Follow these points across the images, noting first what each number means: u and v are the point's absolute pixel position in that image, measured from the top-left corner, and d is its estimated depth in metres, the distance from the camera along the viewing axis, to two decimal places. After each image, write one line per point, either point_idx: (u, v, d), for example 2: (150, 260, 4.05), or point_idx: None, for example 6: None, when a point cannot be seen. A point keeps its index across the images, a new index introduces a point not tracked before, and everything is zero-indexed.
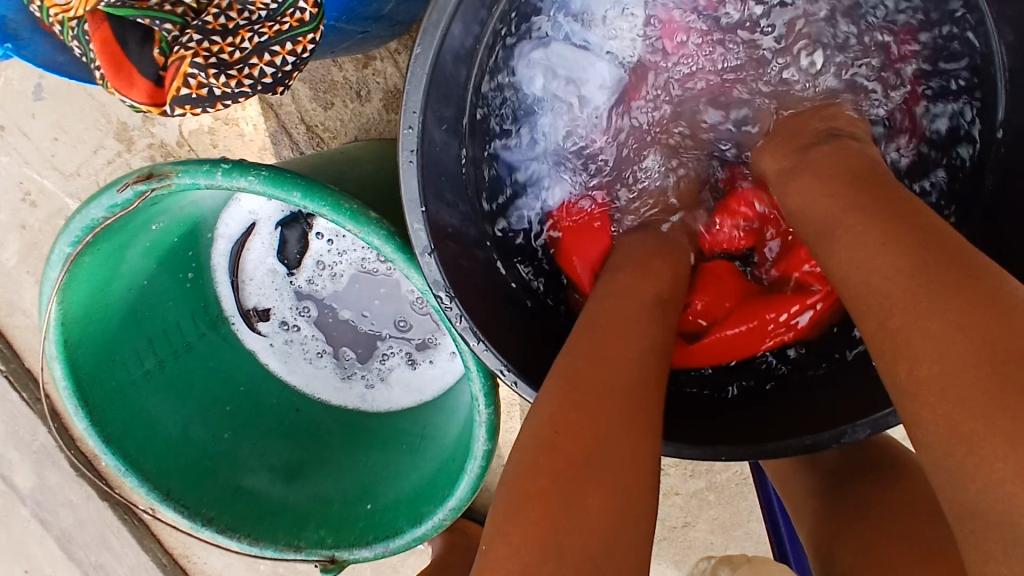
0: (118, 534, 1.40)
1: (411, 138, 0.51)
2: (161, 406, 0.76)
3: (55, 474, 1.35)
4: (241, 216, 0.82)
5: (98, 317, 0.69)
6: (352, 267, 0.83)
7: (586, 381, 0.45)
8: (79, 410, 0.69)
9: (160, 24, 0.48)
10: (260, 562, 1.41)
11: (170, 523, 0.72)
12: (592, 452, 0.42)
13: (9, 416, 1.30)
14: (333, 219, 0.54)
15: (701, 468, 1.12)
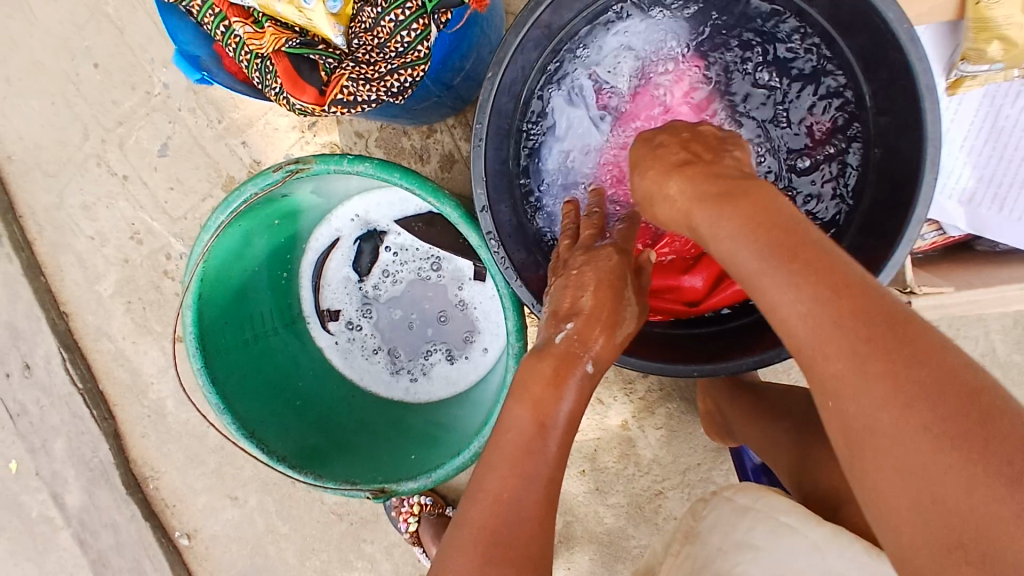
0: (151, 559, 1.49)
1: (481, 130, 0.77)
2: (248, 371, 0.96)
3: (106, 493, 1.48)
4: (328, 233, 1.06)
5: (221, 284, 0.91)
6: (410, 274, 1.05)
7: (516, 478, 0.64)
8: (196, 353, 0.88)
9: (326, 62, 0.76)
10: None
11: (251, 453, 0.88)
12: (514, 527, 0.63)
13: (75, 433, 1.46)
14: (420, 194, 0.79)
15: (697, 491, 1.25)
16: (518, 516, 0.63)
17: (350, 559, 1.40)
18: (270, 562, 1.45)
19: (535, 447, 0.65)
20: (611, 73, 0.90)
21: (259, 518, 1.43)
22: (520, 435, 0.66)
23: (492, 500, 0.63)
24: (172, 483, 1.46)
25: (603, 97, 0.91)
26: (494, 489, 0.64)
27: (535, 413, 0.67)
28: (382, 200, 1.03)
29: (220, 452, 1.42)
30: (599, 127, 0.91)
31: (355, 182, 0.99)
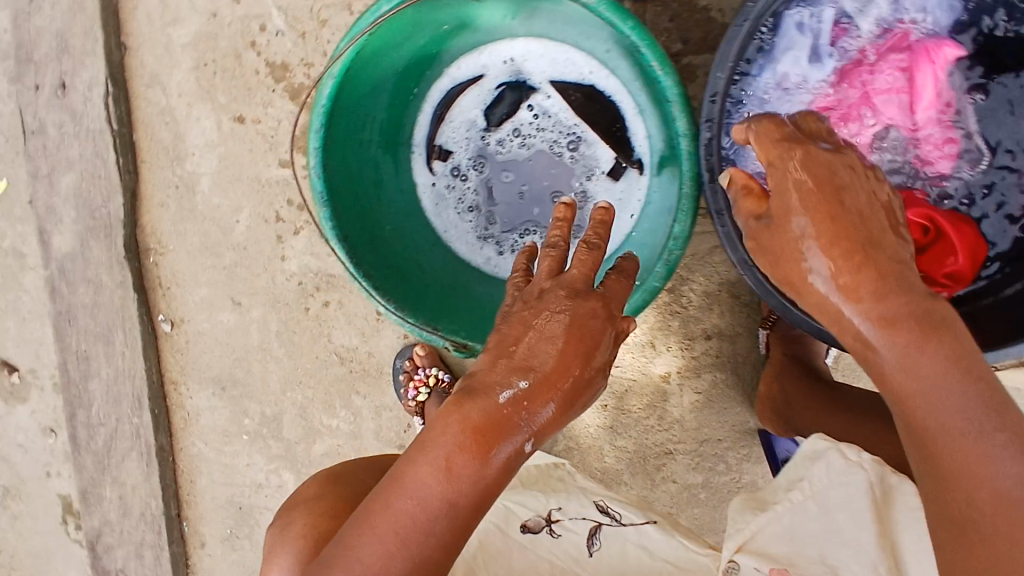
0: (124, 333, 1.38)
1: (750, 11, 0.74)
2: (349, 172, 0.89)
3: (100, 249, 1.34)
4: (471, 65, 0.95)
5: (364, 68, 0.83)
6: (541, 144, 0.95)
7: (444, 503, 0.68)
8: (319, 131, 0.80)
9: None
10: (244, 416, 1.41)
11: (336, 254, 0.82)
12: (428, 543, 0.67)
13: (90, 174, 1.30)
14: (647, 53, 0.78)
15: (705, 465, 1.24)
16: (434, 536, 0.68)
17: (334, 405, 1.36)
18: (249, 379, 1.39)
19: (432, 522, 0.67)
20: (862, 12, 0.83)
21: (255, 333, 1.35)
22: (421, 502, 0.68)
23: (414, 517, 0.67)
24: (175, 265, 1.35)
25: (841, 34, 0.84)
26: (416, 509, 0.68)
27: (479, 446, 0.69)
28: (548, 52, 0.93)
29: (239, 252, 1.32)
30: (825, 71, 0.84)
31: (536, 20, 0.89)
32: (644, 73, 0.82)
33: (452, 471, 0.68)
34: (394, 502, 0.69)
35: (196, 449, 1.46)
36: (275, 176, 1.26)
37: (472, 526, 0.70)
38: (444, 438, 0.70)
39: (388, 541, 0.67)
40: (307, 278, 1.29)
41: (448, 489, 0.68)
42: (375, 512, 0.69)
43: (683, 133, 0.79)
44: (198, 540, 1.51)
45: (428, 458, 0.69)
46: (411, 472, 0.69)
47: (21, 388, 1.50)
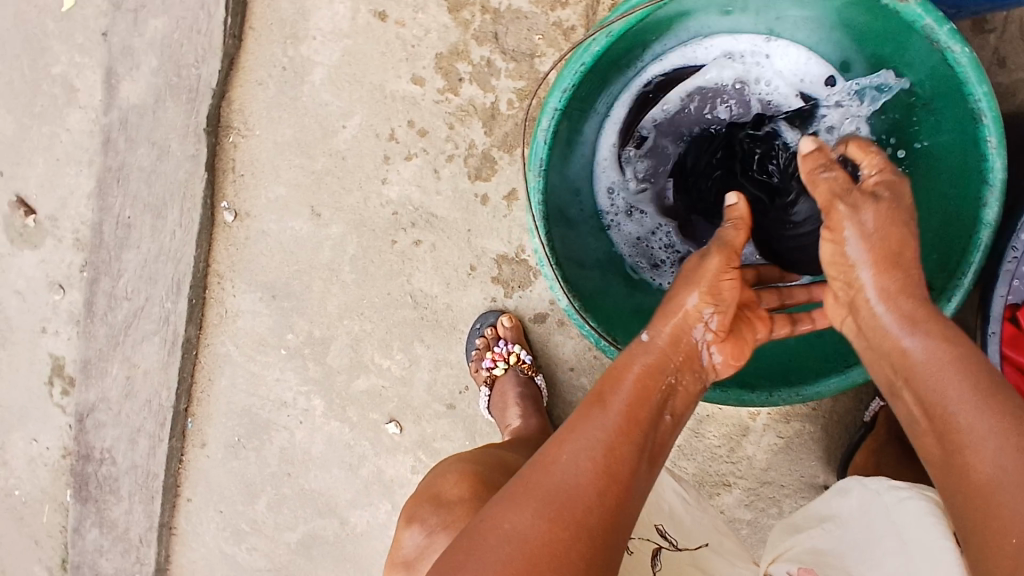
0: (181, 210, 1.25)
1: None
2: (565, 137, 0.82)
3: (176, 113, 1.20)
4: (690, 53, 0.88)
5: (635, 38, 0.81)
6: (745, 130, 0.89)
7: (627, 436, 0.61)
8: (565, 91, 0.74)
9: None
10: (288, 331, 1.31)
11: (540, 229, 0.74)
12: (614, 470, 0.58)
13: (187, 26, 1.17)
14: (988, 125, 0.66)
15: (758, 504, 1.17)
16: (624, 465, 0.59)
17: (392, 347, 1.26)
18: (304, 295, 1.28)
19: (590, 484, 0.57)
20: None
21: (327, 250, 1.24)
22: (579, 466, 0.58)
23: (602, 446, 0.59)
24: (256, 153, 1.22)
25: None
26: (598, 438, 0.60)
27: (651, 381, 0.66)
28: (776, 51, 0.87)
29: (334, 159, 1.18)
30: None
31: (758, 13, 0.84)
32: (967, 146, 0.71)
33: (613, 432, 0.60)
34: (563, 447, 0.60)
35: (224, 350, 1.35)
36: (403, 92, 1.12)
37: (639, 474, 0.60)
38: (591, 409, 0.63)
39: (541, 503, 0.56)
40: (405, 210, 1.18)
41: (607, 445, 0.59)
42: (545, 454, 0.60)
43: (989, 224, 0.68)
44: (200, 439, 1.43)
45: (580, 426, 0.61)
46: (584, 406, 0.64)
47: (36, 233, 1.37)
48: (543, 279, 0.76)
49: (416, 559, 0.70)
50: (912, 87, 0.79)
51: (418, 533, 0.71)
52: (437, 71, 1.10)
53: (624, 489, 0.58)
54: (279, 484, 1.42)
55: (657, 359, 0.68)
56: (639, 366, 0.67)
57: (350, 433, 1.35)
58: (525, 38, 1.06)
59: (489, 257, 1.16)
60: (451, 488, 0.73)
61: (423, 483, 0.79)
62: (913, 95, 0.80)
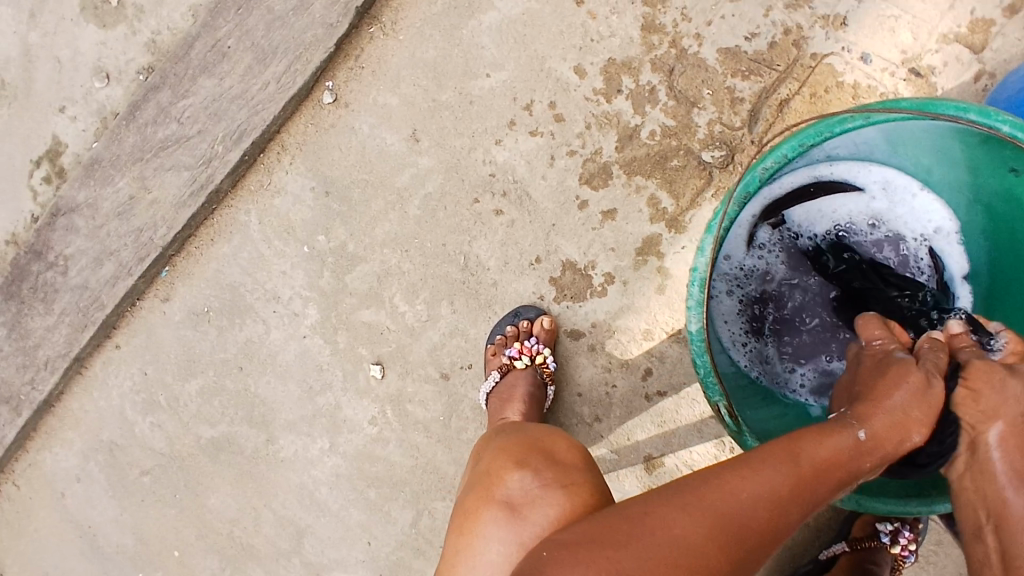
0: (288, 69, 1.21)
1: None
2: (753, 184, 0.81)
3: None
4: (856, 170, 0.91)
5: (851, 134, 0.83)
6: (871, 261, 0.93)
7: (806, 500, 0.61)
8: (800, 145, 0.73)
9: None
10: (322, 232, 1.25)
11: (715, 252, 0.72)
12: (778, 525, 0.59)
13: None
14: None
15: None
16: (788, 524, 0.60)
17: (417, 295, 1.23)
18: (355, 208, 1.23)
19: (757, 531, 0.58)
20: None
21: (405, 176, 1.21)
22: (754, 511, 0.58)
23: (779, 498, 0.59)
24: (388, 55, 1.20)
25: None
26: (778, 491, 0.59)
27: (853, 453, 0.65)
28: (930, 201, 0.92)
29: (461, 99, 1.17)
30: None
31: (933, 161, 0.88)
32: None
33: (790, 486, 0.60)
34: (746, 477, 0.60)
35: (246, 219, 1.28)
36: (560, 74, 1.14)
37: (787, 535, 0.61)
38: (781, 457, 0.62)
39: (709, 526, 0.57)
40: (502, 177, 1.17)
41: (780, 497, 0.59)
42: (726, 473, 0.60)
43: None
44: (165, 293, 1.33)
45: (767, 470, 0.60)
46: (777, 448, 0.63)
47: (113, 14, 1.27)
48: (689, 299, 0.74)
49: (519, 503, 0.73)
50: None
51: (530, 478, 0.75)
52: (601, 73, 1.13)
53: (771, 546, 0.59)
54: (224, 374, 1.34)
55: (862, 453, 0.65)
56: (844, 443, 0.65)
57: (327, 357, 1.29)
58: (695, 86, 1.10)
59: (558, 257, 1.17)
60: (566, 453, 0.79)
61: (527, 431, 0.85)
62: None
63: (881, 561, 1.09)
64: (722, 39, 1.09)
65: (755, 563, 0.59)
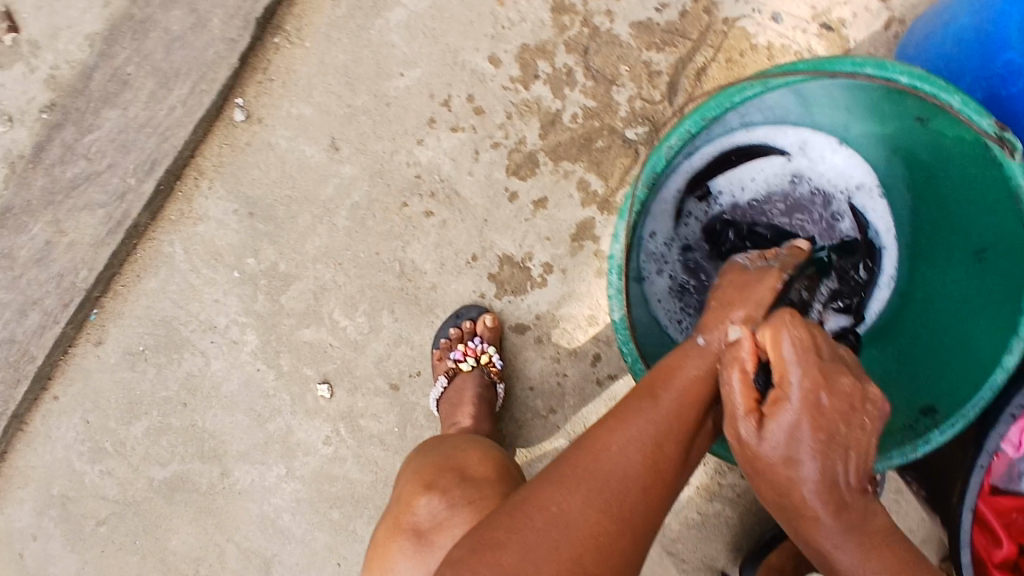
0: (195, 90, 1.16)
1: None
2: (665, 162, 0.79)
3: None
4: (772, 135, 0.89)
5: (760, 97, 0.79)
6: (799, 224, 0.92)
7: (675, 434, 0.61)
8: (704, 120, 0.71)
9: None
10: (251, 255, 1.21)
11: (628, 235, 0.70)
12: (659, 466, 0.58)
13: None
14: None
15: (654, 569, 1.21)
16: (668, 462, 0.59)
17: (356, 307, 1.20)
18: (282, 226, 1.19)
19: (640, 478, 0.56)
20: None
21: (331, 187, 1.17)
22: (629, 458, 0.57)
23: (649, 439, 0.58)
24: (296, 64, 1.16)
25: None
26: (647, 433, 0.59)
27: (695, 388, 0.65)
28: (848, 157, 0.90)
29: (377, 102, 1.14)
30: None
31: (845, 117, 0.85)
32: (1004, 298, 0.74)
33: (658, 429, 0.59)
34: (610, 434, 0.58)
35: (170, 250, 1.23)
36: (474, 65, 1.11)
37: (677, 476, 0.60)
38: (640, 401, 0.62)
39: (592, 492, 0.55)
40: (429, 177, 1.14)
41: (651, 440, 0.58)
42: (595, 433, 0.60)
43: (1006, 368, 0.70)
44: (97, 336, 1.27)
45: (628, 418, 0.60)
46: (633, 394, 0.63)
47: (7, 54, 1.19)
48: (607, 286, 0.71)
49: (427, 530, 0.68)
50: (955, 234, 0.81)
51: (437, 503, 0.69)
52: (516, 60, 1.10)
53: (663, 488, 0.58)
54: (169, 411, 1.29)
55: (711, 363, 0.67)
56: (691, 371, 0.66)
57: (272, 381, 1.25)
58: (612, 64, 1.08)
59: (493, 253, 1.15)
60: (476, 466, 0.75)
61: (429, 450, 0.80)
62: (951, 238, 0.82)
63: None
64: (633, 13, 1.07)
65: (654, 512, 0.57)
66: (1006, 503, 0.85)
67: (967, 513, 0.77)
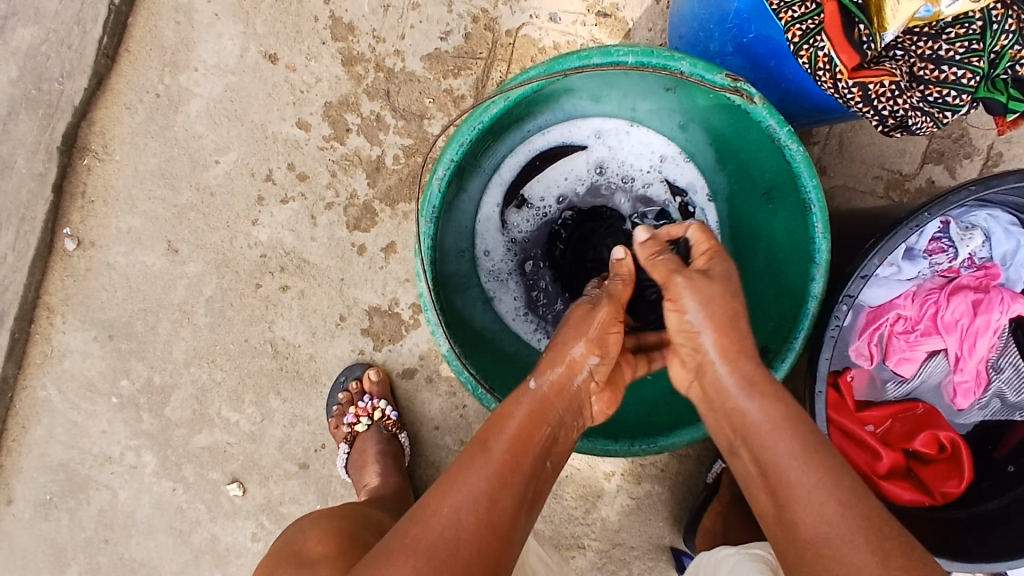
0: (17, 232, 1.13)
1: (921, 220, 0.74)
2: (455, 186, 0.83)
3: (31, 127, 1.12)
4: (567, 132, 0.93)
5: (528, 108, 0.84)
6: (619, 207, 0.96)
7: (509, 481, 0.63)
8: (462, 145, 0.75)
9: (848, 95, 0.71)
10: (123, 376, 1.18)
11: (425, 271, 0.75)
12: (494, 519, 0.61)
13: (57, 41, 1.11)
14: (816, 214, 0.74)
15: (610, 565, 1.21)
16: (504, 513, 0.62)
17: (243, 399, 1.17)
18: (148, 340, 1.17)
19: (471, 534, 0.59)
20: (957, 240, 0.88)
21: (181, 289, 1.15)
22: (460, 519, 0.59)
23: (484, 497, 0.61)
24: (112, 179, 1.14)
25: (936, 248, 0.89)
26: (480, 490, 0.62)
27: (533, 437, 0.67)
28: (646, 134, 0.94)
29: (201, 194, 1.13)
30: (913, 276, 0.90)
31: (627, 101, 0.91)
32: (797, 230, 0.81)
33: (495, 482, 0.63)
34: (444, 500, 0.61)
35: (44, 394, 1.18)
36: (285, 134, 1.11)
37: (518, 522, 0.63)
38: (474, 458, 0.65)
39: (423, 559, 0.57)
40: (274, 254, 1.13)
41: (487, 496, 0.61)
42: (432, 496, 0.62)
43: (816, 296, 0.76)
44: (5, 496, 1.20)
45: (461, 478, 0.63)
46: (465, 451, 0.66)
47: None
48: (422, 317, 0.76)
49: None
50: (749, 181, 0.88)
51: None
52: (324, 119, 1.11)
53: (501, 538, 0.61)
54: (95, 551, 1.21)
55: (541, 406, 0.69)
56: (521, 412, 0.68)
57: (183, 494, 1.20)
58: (417, 100, 1.10)
59: (360, 308, 1.14)
60: (315, 546, 0.76)
61: (282, 540, 0.83)
62: (748, 187, 0.89)
63: None
64: (421, 47, 1.09)
65: (494, 560, 0.59)
66: (872, 412, 0.94)
67: None
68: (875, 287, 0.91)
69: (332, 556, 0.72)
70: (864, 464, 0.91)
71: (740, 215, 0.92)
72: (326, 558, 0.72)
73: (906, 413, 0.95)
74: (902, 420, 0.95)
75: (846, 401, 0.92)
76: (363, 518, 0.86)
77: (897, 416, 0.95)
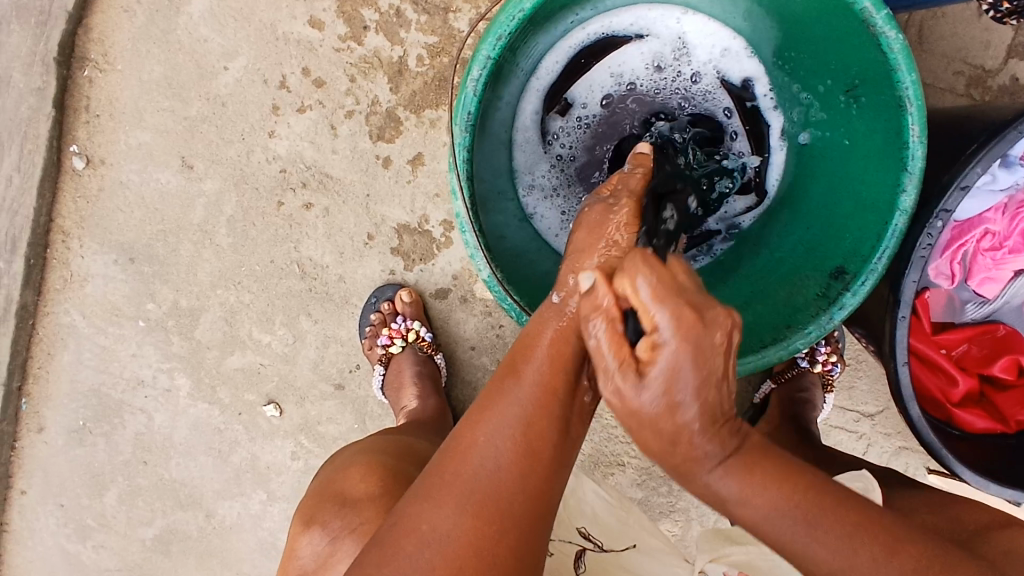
0: (23, 151, 1.07)
1: None
2: (491, 88, 0.73)
3: (25, 37, 1.04)
4: (615, 21, 0.81)
5: None
6: (673, 108, 0.84)
7: (549, 405, 0.54)
8: (500, 38, 0.65)
9: None
10: (149, 300, 1.14)
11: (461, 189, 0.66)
12: (536, 450, 0.52)
13: None
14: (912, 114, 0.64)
15: (650, 483, 1.18)
16: (546, 444, 0.53)
17: (273, 321, 1.13)
18: (171, 262, 1.12)
19: (512, 467, 0.51)
20: None
21: (200, 208, 1.09)
22: (497, 450, 0.51)
23: (525, 422, 0.52)
24: (116, 90, 1.06)
25: None
26: (520, 415, 0.53)
27: (565, 364, 0.56)
28: (705, 22, 0.82)
29: (213, 105, 1.05)
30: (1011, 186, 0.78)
31: None
32: (885, 133, 0.70)
33: (532, 408, 0.53)
34: (476, 434, 0.52)
35: (69, 319, 1.16)
36: (298, 35, 1.02)
37: (563, 453, 0.54)
38: (504, 382, 0.55)
39: (458, 500, 0.49)
40: (295, 168, 1.06)
41: (524, 423, 0.52)
42: (462, 428, 0.53)
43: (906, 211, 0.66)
44: (37, 424, 1.21)
45: (492, 404, 0.54)
46: (496, 375, 0.56)
47: None
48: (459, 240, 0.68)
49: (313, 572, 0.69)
50: (827, 75, 0.76)
51: (319, 538, 0.70)
52: (339, 16, 1.01)
53: (548, 470, 0.53)
54: (133, 474, 1.22)
55: (568, 324, 0.57)
56: (550, 334, 0.57)
57: (220, 416, 1.19)
58: None
59: (389, 224, 1.07)
60: (356, 485, 0.73)
61: (323, 477, 0.80)
62: (826, 83, 0.77)
63: (810, 385, 1.06)
64: None
65: (539, 493, 0.52)
66: (950, 335, 0.86)
67: (904, 367, 0.72)
68: (968, 200, 0.78)
69: (377, 497, 0.69)
70: (937, 390, 0.85)
71: (812, 117, 0.81)
72: (370, 499, 0.70)
73: (986, 334, 0.86)
74: (980, 343, 0.87)
75: (921, 322, 0.84)
76: (407, 447, 0.83)
77: (976, 340, 0.86)
